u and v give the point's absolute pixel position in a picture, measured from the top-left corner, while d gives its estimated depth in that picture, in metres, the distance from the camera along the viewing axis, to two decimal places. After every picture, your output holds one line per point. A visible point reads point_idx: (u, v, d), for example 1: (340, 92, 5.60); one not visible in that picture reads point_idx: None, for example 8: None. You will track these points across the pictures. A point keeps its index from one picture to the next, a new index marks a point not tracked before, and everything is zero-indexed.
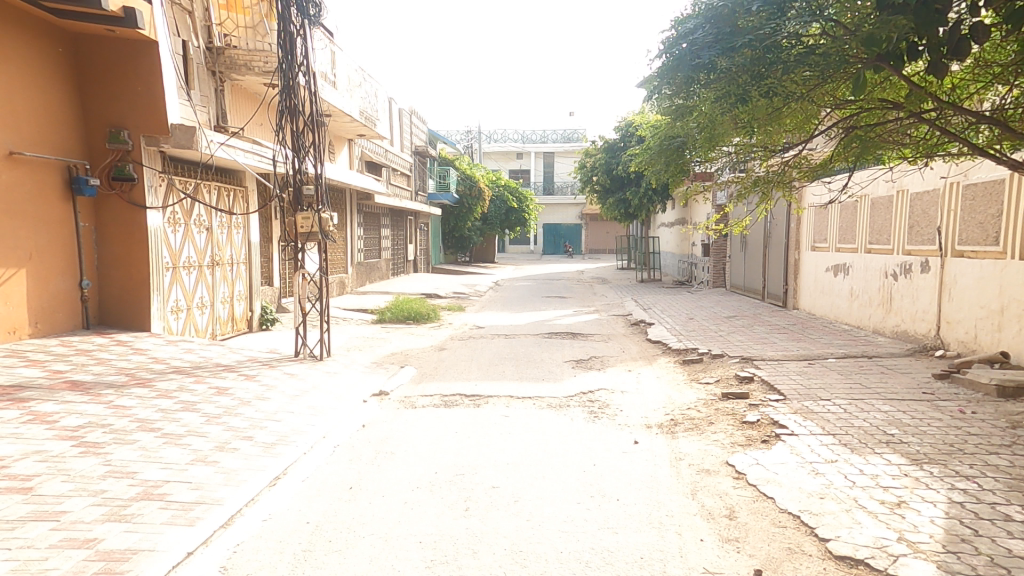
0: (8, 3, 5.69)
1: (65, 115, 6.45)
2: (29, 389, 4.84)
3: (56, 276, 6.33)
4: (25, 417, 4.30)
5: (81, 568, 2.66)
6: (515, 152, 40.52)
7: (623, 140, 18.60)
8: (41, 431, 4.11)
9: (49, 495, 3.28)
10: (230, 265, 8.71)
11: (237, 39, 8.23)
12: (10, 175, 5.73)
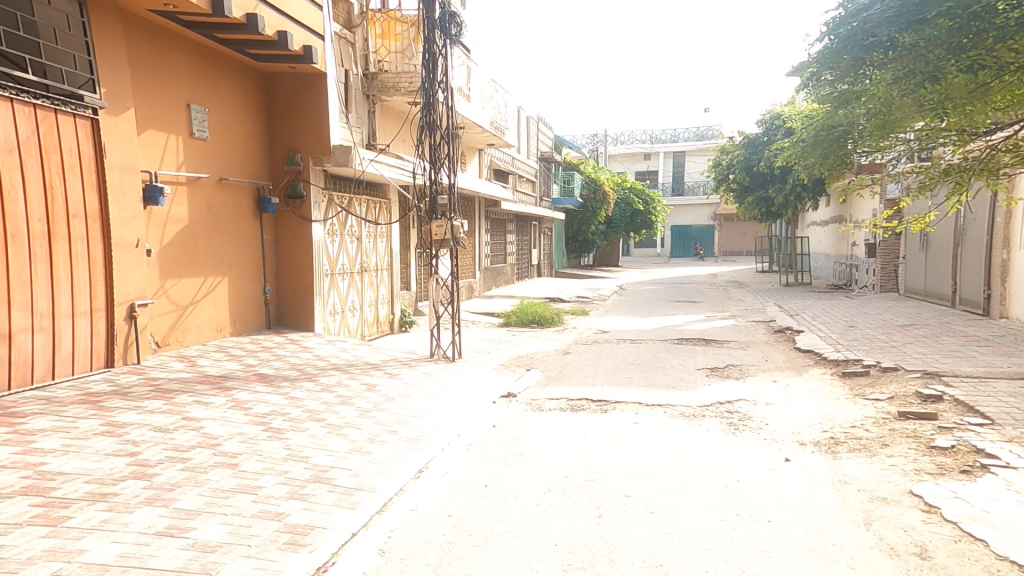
0: (223, 53, 6.90)
1: (258, 142, 7.56)
2: (230, 379, 5.72)
3: (246, 283, 7.41)
4: (229, 403, 5.10)
5: (277, 537, 3.08)
6: (642, 153, 39.72)
7: (767, 134, 17.32)
8: (240, 416, 4.85)
9: (250, 471, 3.84)
10: (375, 271, 9.56)
11: (388, 63, 9.09)
12: (218, 198, 6.87)
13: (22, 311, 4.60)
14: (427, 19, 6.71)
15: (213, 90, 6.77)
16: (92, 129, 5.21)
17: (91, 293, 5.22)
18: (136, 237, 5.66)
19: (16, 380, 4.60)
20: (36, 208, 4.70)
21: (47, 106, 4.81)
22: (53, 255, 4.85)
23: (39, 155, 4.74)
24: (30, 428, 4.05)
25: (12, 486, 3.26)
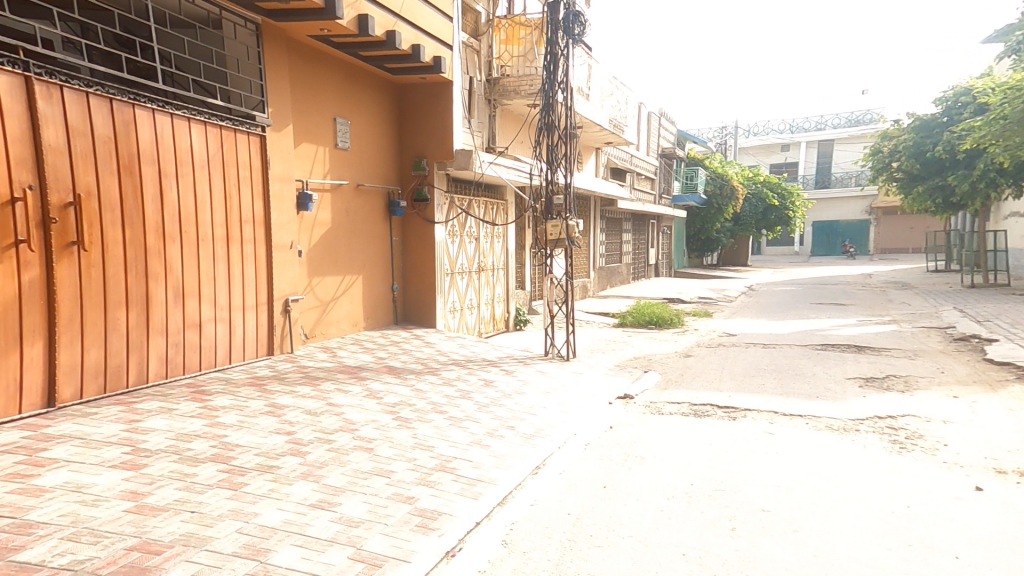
0: (363, 70, 7.52)
1: (390, 151, 8.13)
2: (364, 370, 6.19)
3: (377, 281, 7.98)
4: (364, 391, 5.52)
5: (409, 519, 3.25)
6: (779, 145, 36.99)
7: (946, 114, 15.18)
8: (373, 404, 5.22)
9: (383, 456, 4.11)
10: (492, 271, 9.84)
11: (511, 68, 9.33)
12: (355, 203, 7.47)
13: (208, 304, 5.35)
14: (551, 21, 6.74)
15: (354, 104, 7.39)
16: (261, 145, 5.94)
17: (256, 288, 5.94)
18: (290, 239, 6.35)
19: (203, 362, 5.36)
20: (218, 214, 5.45)
21: (230, 126, 5.56)
22: (231, 255, 5.60)
23: (222, 169, 5.49)
24: (213, 404, 4.67)
25: (201, 452, 3.79)
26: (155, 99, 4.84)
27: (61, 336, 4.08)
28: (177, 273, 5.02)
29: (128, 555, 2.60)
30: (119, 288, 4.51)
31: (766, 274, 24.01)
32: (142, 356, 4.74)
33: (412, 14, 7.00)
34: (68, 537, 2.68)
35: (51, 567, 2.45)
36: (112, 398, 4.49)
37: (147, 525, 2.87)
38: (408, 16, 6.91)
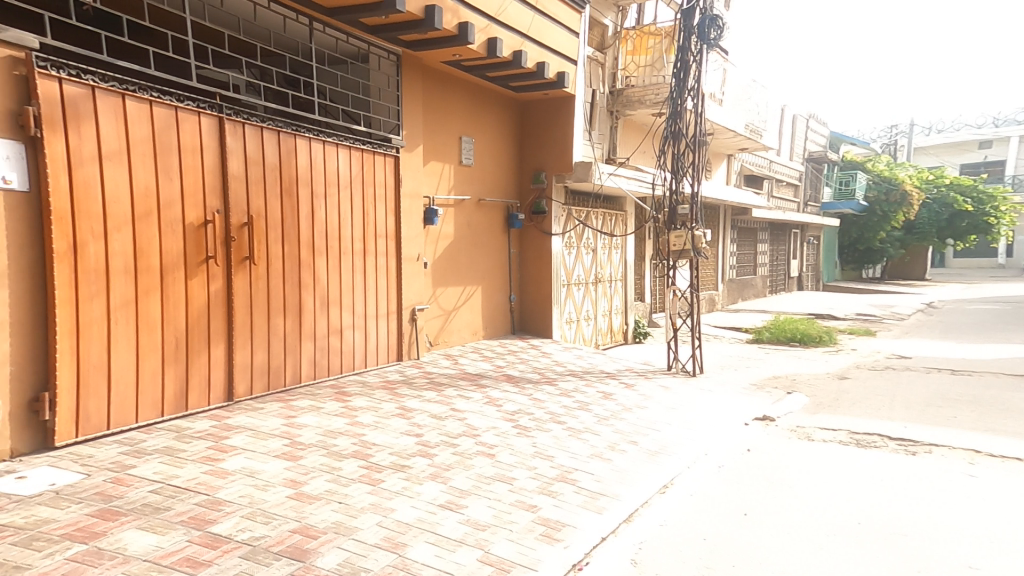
0: (488, 89, 7.92)
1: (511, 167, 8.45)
2: (484, 378, 6.47)
3: (495, 292, 8.29)
4: (484, 398, 5.75)
5: (533, 528, 3.34)
6: (978, 141, 33.03)
7: None
8: (494, 411, 5.43)
9: (507, 463, 4.25)
10: (610, 282, 9.79)
11: (636, 78, 9.30)
12: (477, 216, 7.86)
13: (348, 312, 5.95)
14: (685, 26, 6.63)
15: (478, 123, 7.80)
16: (395, 165, 6.52)
17: (387, 298, 6.49)
18: (417, 252, 6.88)
19: (344, 366, 5.96)
20: (357, 230, 6.07)
21: (370, 149, 6.19)
22: (366, 267, 6.19)
23: (361, 188, 6.11)
24: (354, 404, 5.18)
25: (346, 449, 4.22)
26: (311, 129, 5.54)
27: (236, 340, 4.81)
28: (324, 284, 5.67)
29: (292, 539, 2.97)
30: (278, 297, 5.21)
31: (936, 287, 20.97)
32: (296, 359, 5.41)
33: (540, 33, 7.31)
34: (246, 516, 3.14)
35: (235, 542, 2.88)
36: (274, 396, 5.19)
37: (306, 513, 3.25)
38: (536, 36, 7.24)
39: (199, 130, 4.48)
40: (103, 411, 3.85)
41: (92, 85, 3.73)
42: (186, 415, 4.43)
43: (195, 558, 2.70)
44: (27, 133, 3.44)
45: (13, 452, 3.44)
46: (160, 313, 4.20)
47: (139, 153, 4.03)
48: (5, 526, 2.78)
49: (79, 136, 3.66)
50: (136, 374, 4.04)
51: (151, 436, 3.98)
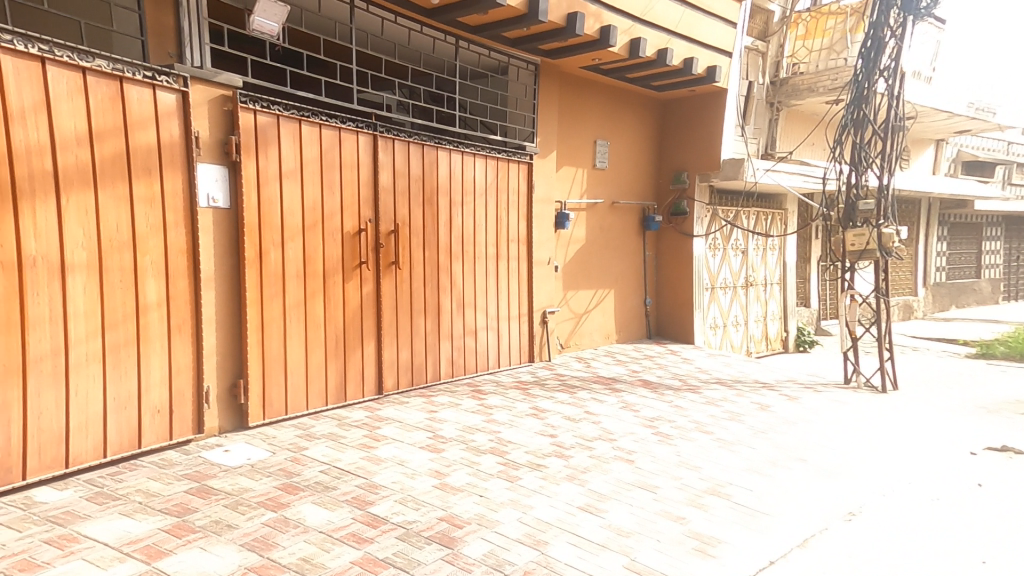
0: (631, 90, 9.14)
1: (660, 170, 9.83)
2: (620, 383, 7.58)
3: (630, 297, 9.65)
4: (623, 405, 6.70)
5: (686, 541, 3.76)
6: None
7: None
8: (632, 417, 6.29)
9: (621, 480, 4.69)
10: (765, 287, 11.13)
11: (806, 65, 10.36)
12: (607, 217, 9.17)
13: (481, 315, 7.63)
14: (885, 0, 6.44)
15: (614, 124, 9.08)
16: (528, 169, 8.05)
17: (518, 301, 8.14)
18: (547, 256, 8.45)
19: (468, 368, 7.58)
20: (491, 237, 7.70)
21: (503, 156, 7.73)
22: (497, 270, 7.82)
23: (495, 194, 7.70)
24: (489, 403, 6.67)
25: (484, 467, 4.90)
26: (451, 142, 7.13)
27: (383, 339, 6.47)
28: (458, 286, 7.35)
29: (446, 536, 3.76)
30: (418, 300, 6.85)
31: None
32: (435, 357, 7.13)
33: (689, 28, 7.91)
34: (407, 516, 4.00)
35: (390, 524, 3.88)
36: (416, 391, 6.93)
37: (450, 512, 4.09)
38: (685, 32, 7.89)
39: (356, 150, 6.09)
40: (281, 399, 5.51)
41: (276, 116, 5.33)
42: (346, 405, 6.15)
43: (360, 534, 3.74)
44: (230, 158, 5.02)
45: (222, 429, 5.12)
46: (322, 311, 5.81)
47: (309, 171, 5.65)
48: (217, 490, 4.15)
49: (265, 158, 5.25)
50: (306, 365, 5.69)
51: (317, 423, 5.64)
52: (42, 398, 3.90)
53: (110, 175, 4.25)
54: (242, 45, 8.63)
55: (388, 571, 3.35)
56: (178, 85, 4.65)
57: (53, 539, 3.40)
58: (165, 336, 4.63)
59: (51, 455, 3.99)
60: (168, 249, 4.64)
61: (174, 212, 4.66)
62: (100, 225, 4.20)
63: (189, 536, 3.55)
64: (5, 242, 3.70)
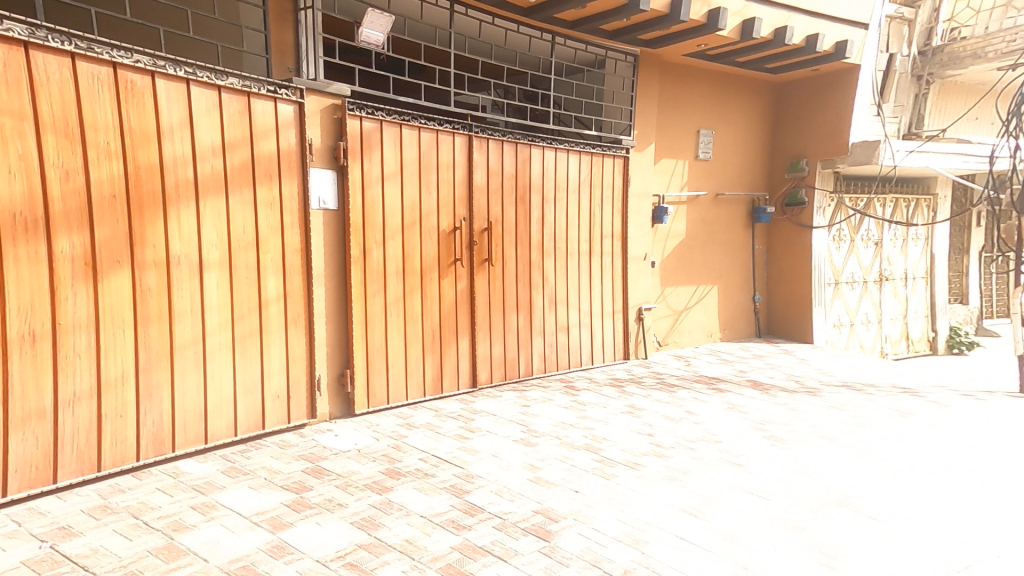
0: (747, 76, 9.22)
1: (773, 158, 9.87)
2: (726, 384, 7.25)
3: (737, 293, 9.78)
4: (729, 405, 6.42)
5: (808, 555, 3.48)
6: None
7: None
8: (744, 420, 5.92)
9: (728, 485, 4.48)
10: (904, 282, 10.95)
11: (962, 32, 9.83)
12: (713, 212, 9.30)
13: (573, 311, 7.76)
14: None
15: (724, 113, 9.14)
16: (624, 164, 8.07)
17: (614, 298, 8.24)
18: (643, 252, 8.49)
19: (560, 364, 7.67)
20: (583, 234, 7.80)
21: (599, 152, 7.76)
22: (591, 266, 7.95)
23: (588, 188, 7.79)
24: (582, 399, 6.62)
25: (583, 464, 4.81)
26: (546, 138, 7.24)
27: (477, 334, 6.63)
28: (550, 282, 7.46)
29: (544, 528, 3.77)
30: (511, 296, 6.99)
31: None
32: (528, 352, 7.26)
33: (812, 4, 7.51)
34: (504, 505, 4.06)
35: (487, 513, 3.95)
36: (509, 384, 7.06)
37: (546, 504, 4.10)
38: (810, 8, 7.50)
39: (452, 152, 6.29)
40: (383, 390, 5.80)
41: (379, 121, 5.57)
42: (442, 397, 6.37)
43: (459, 520, 3.85)
44: (338, 162, 5.33)
45: (333, 415, 5.50)
46: (419, 306, 6.06)
47: (409, 172, 5.90)
48: (329, 471, 4.44)
49: (369, 161, 5.54)
50: (405, 355, 5.96)
51: (416, 413, 5.85)
52: (185, 380, 4.39)
53: (240, 181, 4.69)
54: (351, 57, 9.21)
55: (489, 557, 3.43)
56: (294, 97, 5.02)
57: (196, 506, 3.79)
58: (283, 328, 5.04)
59: (193, 432, 4.48)
60: (285, 248, 5.02)
61: (290, 213, 5.04)
62: (229, 226, 4.62)
63: (307, 511, 3.83)
64: (156, 244, 4.19)
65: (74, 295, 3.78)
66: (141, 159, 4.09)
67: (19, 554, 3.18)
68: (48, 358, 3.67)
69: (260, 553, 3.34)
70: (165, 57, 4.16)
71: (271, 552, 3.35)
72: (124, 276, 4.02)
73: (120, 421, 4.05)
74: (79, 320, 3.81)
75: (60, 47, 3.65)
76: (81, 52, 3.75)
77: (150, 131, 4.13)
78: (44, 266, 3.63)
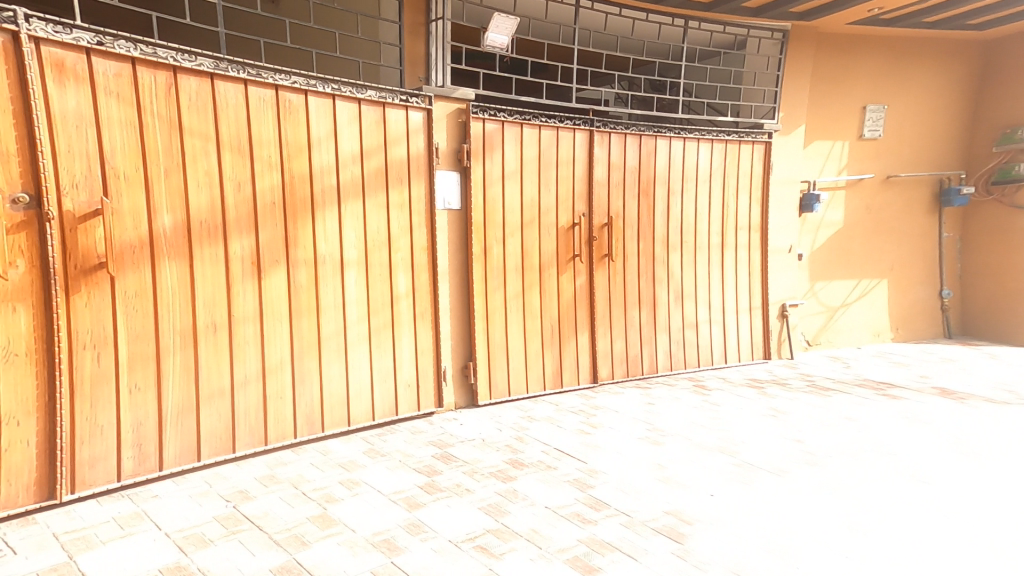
0: (945, 39, 8.25)
1: (972, 133, 8.77)
2: (901, 392, 6.23)
3: (916, 288, 8.83)
4: (906, 416, 5.47)
5: None
6: None
7: None
8: (927, 433, 5.02)
9: (909, 506, 3.74)
10: None
11: None
12: (882, 196, 8.37)
13: (703, 308, 7.11)
14: None
15: (905, 84, 8.20)
16: (766, 149, 7.31)
17: (750, 293, 7.47)
18: (788, 243, 7.71)
19: (688, 362, 7.03)
20: (715, 225, 7.11)
21: (735, 139, 7.06)
22: (723, 259, 7.22)
23: (721, 178, 7.07)
24: (715, 399, 6.00)
25: (718, 467, 4.32)
26: (673, 128, 6.65)
27: (598, 329, 6.30)
28: (676, 277, 6.89)
29: (675, 530, 3.43)
30: (633, 292, 6.57)
31: None
32: (652, 349, 6.76)
33: None
34: (631, 502, 3.77)
35: (614, 509, 3.67)
36: (632, 382, 6.61)
37: (678, 506, 3.73)
38: None
39: (573, 148, 6.02)
40: (504, 383, 5.72)
41: (501, 122, 5.51)
42: (562, 392, 6.11)
43: (588, 515, 3.60)
44: (462, 164, 5.34)
45: (459, 404, 5.52)
46: (538, 302, 5.90)
47: (529, 171, 5.76)
48: (457, 458, 4.40)
49: (491, 161, 5.50)
50: (525, 350, 5.83)
51: (536, 406, 5.67)
52: (331, 368, 4.60)
53: (375, 185, 4.83)
54: (476, 61, 9.31)
55: (617, 553, 3.19)
56: (424, 104, 5.09)
57: (342, 482, 3.91)
58: (412, 322, 5.14)
59: (340, 414, 4.69)
60: (413, 247, 5.12)
61: (419, 214, 5.13)
62: (365, 227, 4.77)
63: (438, 493, 3.82)
64: (306, 244, 4.40)
65: (243, 290, 4.09)
66: (295, 169, 4.31)
67: (214, 510, 3.47)
68: (226, 345, 4.01)
69: (399, 528, 3.37)
70: (317, 76, 4.37)
71: (408, 529, 3.38)
72: (281, 274, 4.28)
73: (280, 402, 4.32)
74: (247, 311, 4.12)
75: (236, 75, 3.96)
76: (253, 78, 4.04)
77: (303, 143, 4.35)
78: (221, 266, 3.97)
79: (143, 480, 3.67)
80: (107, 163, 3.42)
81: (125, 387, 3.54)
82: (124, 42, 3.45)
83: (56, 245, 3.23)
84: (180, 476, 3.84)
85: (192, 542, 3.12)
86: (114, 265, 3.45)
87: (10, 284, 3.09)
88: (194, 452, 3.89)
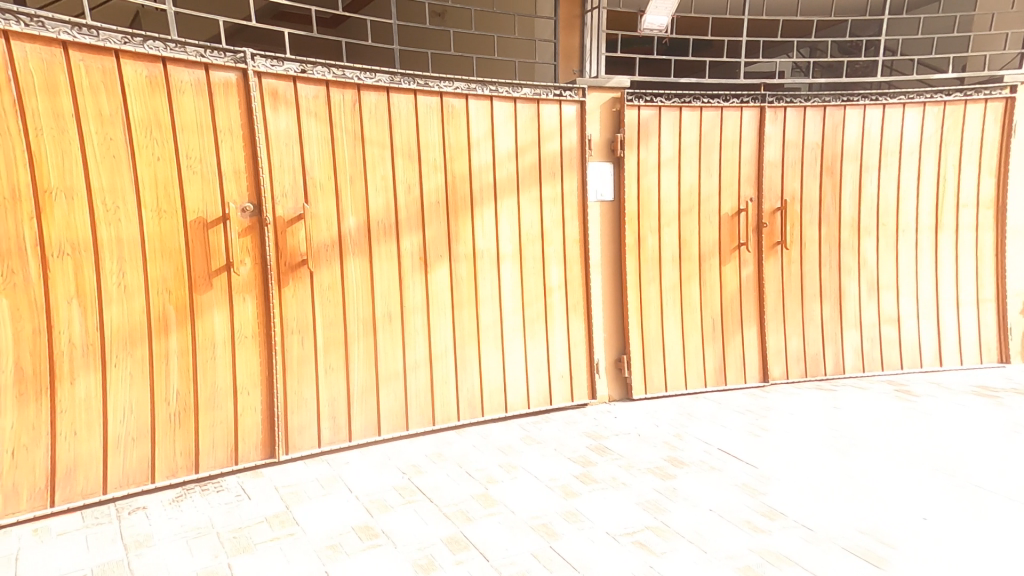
0: None
1: None
2: None
3: None
4: None
5: None
6: None
7: None
8: None
9: None
10: None
11: None
12: None
13: (908, 300, 5.87)
14: None
15: None
16: (1006, 107, 5.74)
17: (978, 282, 5.97)
18: None
19: (886, 363, 5.85)
20: (927, 202, 5.81)
21: (959, 99, 5.66)
22: (939, 242, 5.87)
23: (936, 148, 5.74)
24: (928, 406, 4.88)
25: (932, 486, 3.47)
26: (868, 94, 5.53)
27: (768, 323, 5.56)
28: (870, 265, 5.78)
29: (872, 552, 2.82)
30: (813, 283, 5.66)
31: None
32: (838, 347, 5.76)
33: None
34: (812, 513, 3.20)
35: (792, 519, 3.14)
36: (813, 383, 5.70)
37: (875, 524, 3.07)
38: None
39: (741, 126, 5.35)
40: (660, 378, 5.31)
41: (659, 107, 5.10)
42: (727, 390, 5.49)
43: (767, 523, 3.12)
44: (615, 155, 5.05)
45: (613, 397, 5.26)
46: (697, 295, 5.37)
47: (688, 157, 5.25)
48: (613, 451, 4.17)
49: (646, 148, 5.12)
50: (683, 345, 5.36)
51: (697, 404, 5.16)
52: (489, 358, 4.69)
53: (530, 180, 4.79)
54: (633, 47, 8.87)
55: (796, 568, 2.71)
56: (578, 97, 4.91)
57: (500, 465, 3.93)
58: (566, 315, 5.02)
59: (498, 401, 4.75)
60: (566, 240, 4.98)
61: (572, 206, 4.99)
62: (520, 221, 4.77)
63: (594, 484, 3.63)
64: (466, 240, 4.54)
65: (414, 284, 4.34)
66: (457, 168, 4.46)
67: (393, 480, 3.69)
68: (399, 333, 4.29)
69: (555, 515, 3.26)
70: (477, 79, 4.45)
71: (565, 516, 3.25)
72: (445, 268, 4.46)
73: (445, 387, 4.51)
74: (417, 303, 4.36)
75: (408, 87, 4.19)
76: (422, 87, 4.24)
77: (463, 145, 4.48)
78: (395, 261, 4.25)
79: (337, 448, 4.09)
80: (308, 174, 3.85)
81: (323, 366, 3.99)
82: (321, 68, 3.84)
83: (272, 245, 3.74)
84: (365, 448, 4.19)
85: (376, 506, 3.36)
86: (313, 262, 3.89)
87: (241, 279, 3.65)
88: (375, 427, 4.23)
